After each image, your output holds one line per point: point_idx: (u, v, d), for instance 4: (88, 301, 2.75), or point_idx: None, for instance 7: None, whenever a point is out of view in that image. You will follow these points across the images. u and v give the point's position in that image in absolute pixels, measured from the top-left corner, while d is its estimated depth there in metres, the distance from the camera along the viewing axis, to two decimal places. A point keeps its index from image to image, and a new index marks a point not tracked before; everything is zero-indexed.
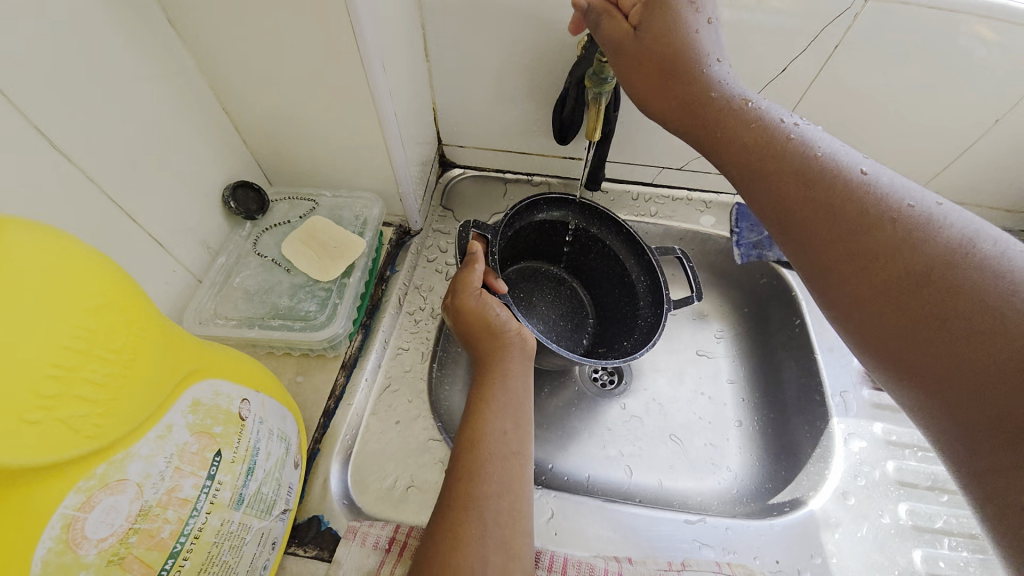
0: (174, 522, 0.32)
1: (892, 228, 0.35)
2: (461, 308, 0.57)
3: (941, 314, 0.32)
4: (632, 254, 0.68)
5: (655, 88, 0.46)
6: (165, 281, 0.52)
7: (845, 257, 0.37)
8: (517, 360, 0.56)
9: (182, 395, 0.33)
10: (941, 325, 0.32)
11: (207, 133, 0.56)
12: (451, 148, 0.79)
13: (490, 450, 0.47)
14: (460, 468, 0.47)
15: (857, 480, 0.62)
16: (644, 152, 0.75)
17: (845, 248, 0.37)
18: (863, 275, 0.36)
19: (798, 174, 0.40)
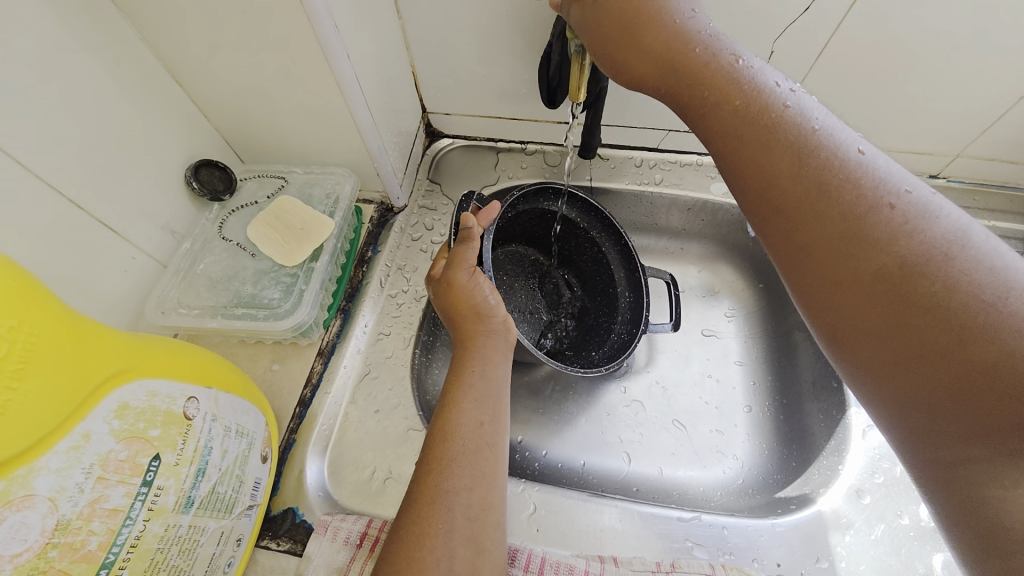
0: (102, 534, 0.30)
1: (888, 218, 0.32)
2: (450, 283, 0.52)
3: (929, 317, 0.29)
4: (624, 268, 0.66)
5: (629, 49, 0.41)
6: (124, 270, 0.50)
7: (825, 252, 0.34)
8: (498, 349, 0.52)
9: (104, 399, 0.31)
10: (920, 326, 0.30)
11: (160, 110, 0.53)
12: (436, 116, 0.73)
13: (463, 443, 0.43)
14: (430, 458, 0.42)
15: (873, 477, 0.56)
16: (647, 113, 0.67)
17: (829, 237, 0.33)
18: (844, 271, 0.33)
19: (787, 147, 0.35)
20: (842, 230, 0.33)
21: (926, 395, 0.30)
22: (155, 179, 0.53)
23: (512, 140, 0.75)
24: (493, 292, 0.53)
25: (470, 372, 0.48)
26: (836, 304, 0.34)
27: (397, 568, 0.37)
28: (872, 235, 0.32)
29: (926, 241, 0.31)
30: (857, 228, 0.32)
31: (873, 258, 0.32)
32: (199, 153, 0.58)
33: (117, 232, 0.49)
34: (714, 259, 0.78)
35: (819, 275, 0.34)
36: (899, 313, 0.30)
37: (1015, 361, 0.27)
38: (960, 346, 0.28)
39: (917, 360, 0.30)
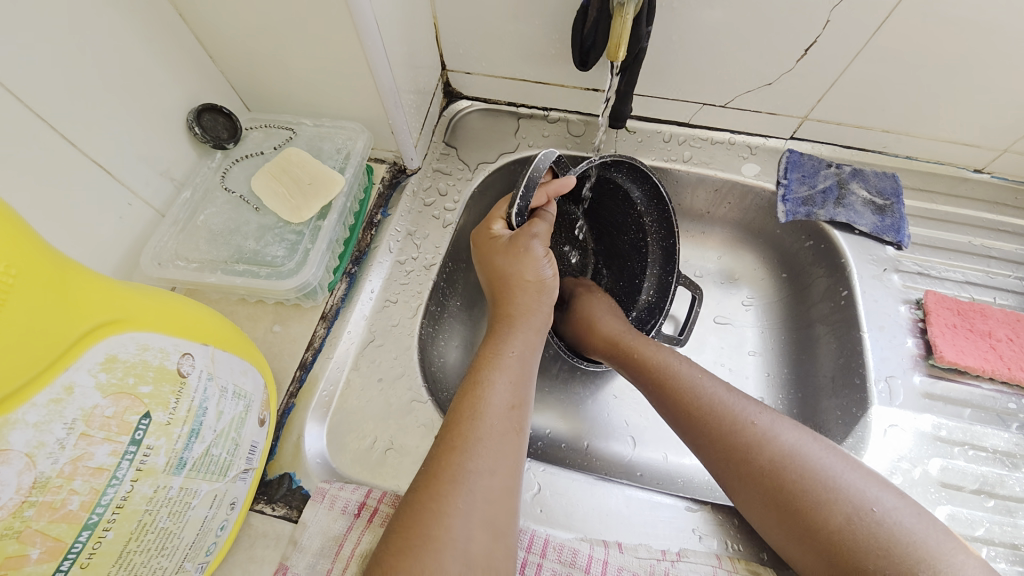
0: (85, 493, 0.29)
1: (738, 413, 0.48)
2: (527, 248, 0.49)
3: (761, 483, 0.45)
4: (659, 266, 0.66)
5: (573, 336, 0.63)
6: (119, 216, 0.47)
7: (745, 487, 0.46)
8: (537, 333, 0.49)
9: (88, 351, 0.29)
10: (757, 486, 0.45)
11: (161, 46, 0.49)
12: (456, 74, 0.68)
13: (493, 423, 0.41)
14: (455, 433, 0.40)
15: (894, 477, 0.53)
16: (683, 82, 0.63)
17: (717, 460, 0.48)
18: (764, 508, 0.45)
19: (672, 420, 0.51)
20: (731, 448, 0.47)
21: (788, 527, 0.43)
22: (154, 120, 0.50)
23: (535, 106, 0.71)
24: (554, 276, 0.51)
25: (514, 353, 0.46)
26: (763, 518, 0.45)
27: (409, 544, 0.35)
28: (754, 456, 0.45)
29: (790, 464, 0.44)
30: (739, 442, 0.46)
31: (749, 452, 0.46)
32: (202, 97, 0.54)
33: (112, 175, 0.46)
34: (735, 245, 0.75)
35: (724, 466, 0.47)
36: (777, 485, 0.44)
37: (787, 470, 0.44)
38: (780, 476, 0.44)
39: (801, 533, 0.42)
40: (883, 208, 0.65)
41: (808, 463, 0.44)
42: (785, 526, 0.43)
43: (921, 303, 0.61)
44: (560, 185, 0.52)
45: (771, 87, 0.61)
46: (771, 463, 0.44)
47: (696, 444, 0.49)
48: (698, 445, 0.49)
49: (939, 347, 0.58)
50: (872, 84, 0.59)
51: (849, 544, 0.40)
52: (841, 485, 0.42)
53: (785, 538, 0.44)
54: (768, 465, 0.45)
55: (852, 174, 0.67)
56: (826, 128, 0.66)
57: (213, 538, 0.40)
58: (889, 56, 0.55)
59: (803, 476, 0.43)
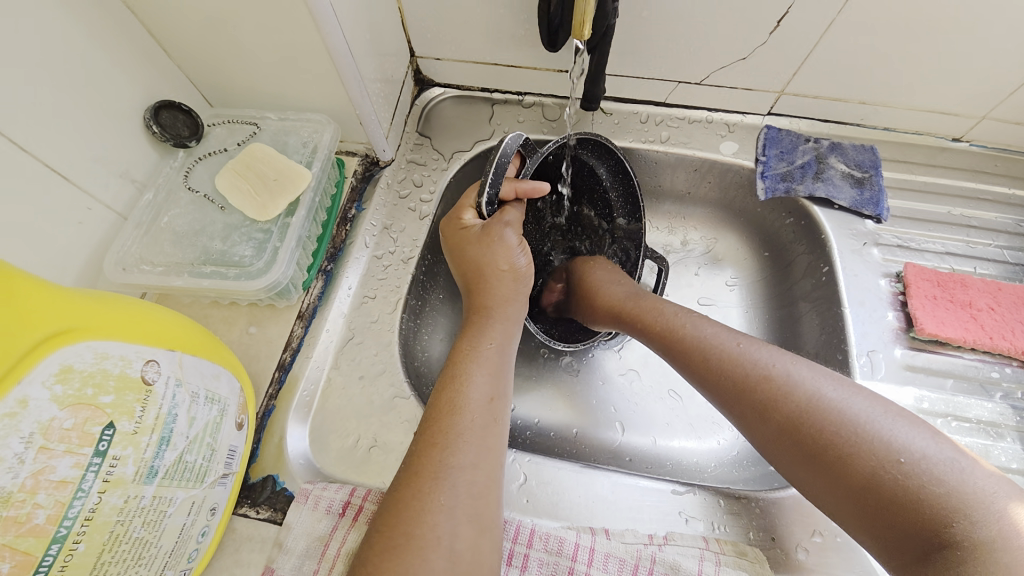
0: (50, 507, 0.28)
1: (758, 365, 0.45)
2: (495, 233, 0.49)
3: (755, 405, 0.44)
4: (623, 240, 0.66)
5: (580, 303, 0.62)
6: (78, 222, 0.46)
7: (777, 446, 0.43)
8: (515, 322, 0.49)
9: (42, 362, 0.28)
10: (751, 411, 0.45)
11: (110, 41, 0.46)
12: (426, 61, 0.67)
13: (472, 417, 0.41)
14: (435, 429, 0.40)
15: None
16: (657, 61, 0.62)
17: (741, 409, 0.45)
18: (798, 463, 0.41)
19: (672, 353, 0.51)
20: (753, 400, 0.44)
21: (821, 474, 0.40)
22: (109, 120, 0.48)
23: (508, 91, 0.70)
24: (528, 264, 0.51)
25: (492, 344, 0.46)
26: (798, 475, 0.42)
27: (393, 544, 0.35)
28: (775, 402, 0.43)
29: (823, 409, 0.41)
30: (759, 394, 0.44)
31: (773, 401, 0.43)
32: (160, 94, 0.52)
33: (68, 179, 0.44)
34: (717, 224, 0.75)
35: (752, 421, 0.44)
36: (803, 431, 0.41)
37: (790, 400, 0.42)
38: (780, 403, 0.43)
39: (837, 485, 0.39)
40: (862, 181, 0.65)
41: (836, 408, 0.40)
42: (821, 481, 0.40)
43: (901, 276, 0.61)
44: (530, 187, 0.52)
45: (747, 62, 0.60)
46: (796, 407, 0.42)
47: (698, 379, 0.49)
48: (699, 382, 0.49)
49: (920, 319, 0.58)
50: (848, 55, 0.58)
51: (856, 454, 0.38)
52: (865, 426, 0.39)
53: (820, 493, 0.40)
54: (791, 409, 0.42)
55: (830, 148, 0.66)
56: (803, 103, 0.65)
57: (195, 544, 0.39)
58: (863, 26, 0.54)
59: (834, 418, 0.40)
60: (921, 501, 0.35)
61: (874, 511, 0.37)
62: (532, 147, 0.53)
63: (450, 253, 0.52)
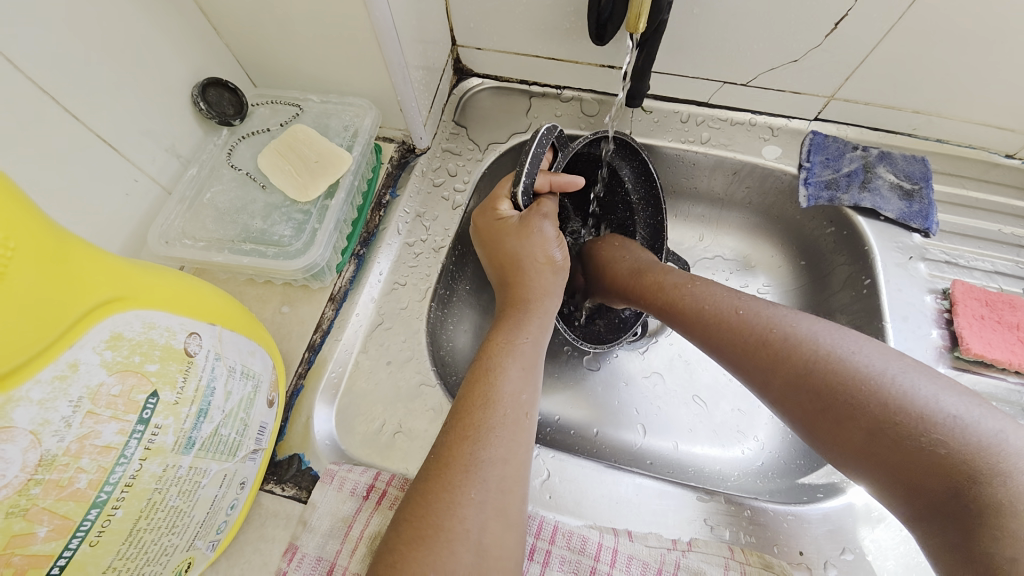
0: (93, 472, 0.28)
1: (765, 321, 0.46)
2: (531, 225, 0.49)
3: (790, 382, 0.43)
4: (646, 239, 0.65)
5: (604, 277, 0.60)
6: (125, 193, 0.46)
7: (791, 405, 0.43)
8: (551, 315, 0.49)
9: (93, 328, 0.28)
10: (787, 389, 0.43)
11: (163, 17, 0.47)
12: (467, 50, 0.66)
13: (506, 411, 0.40)
14: (467, 422, 0.39)
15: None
16: (704, 59, 0.60)
17: (749, 366, 0.46)
18: (813, 417, 0.41)
19: (696, 327, 0.50)
20: (765, 355, 0.44)
21: (836, 426, 0.40)
22: (159, 95, 0.49)
23: (548, 84, 0.69)
24: (563, 258, 0.51)
25: (527, 338, 0.46)
26: (812, 430, 0.42)
27: (422, 534, 0.35)
28: (786, 356, 0.43)
29: (835, 359, 0.41)
30: (766, 347, 0.44)
31: (781, 353, 0.43)
32: (208, 71, 0.53)
33: (118, 151, 0.45)
34: (752, 230, 0.73)
35: (764, 379, 0.45)
36: (818, 384, 0.41)
37: (823, 371, 0.41)
38: (815, 376, 0.41)
39: (854, 435, 0.39)
40: (911, 193, 0.63)
41: (847, 356, 0.41)
42: (838, 434, 0.40)
43: (948, 293, 0.59)
44: (565, 180, 0.50)
45: (798, 64, 0.58)
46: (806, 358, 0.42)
47: (725, 356, 0.47)
48: (726, 358, 0.47)
49: (966, 339, 0.56)
50: (906, 61, 0.55)
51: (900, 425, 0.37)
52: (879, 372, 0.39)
53: (839, 447, 0.40)
54: (802, 361, 0.42)
55: (879, 156, 0.64)
56: (853, 109, 0.63)
57: (224, 516, 0.40)
58: (927, 31, 0.52)
59: (847, 368, 0.40)
60: (939, 442, 0.35)
61: (888, 457, 0.37)
62: (564, 141, 0.52)
63: (483, 243, 0.52)
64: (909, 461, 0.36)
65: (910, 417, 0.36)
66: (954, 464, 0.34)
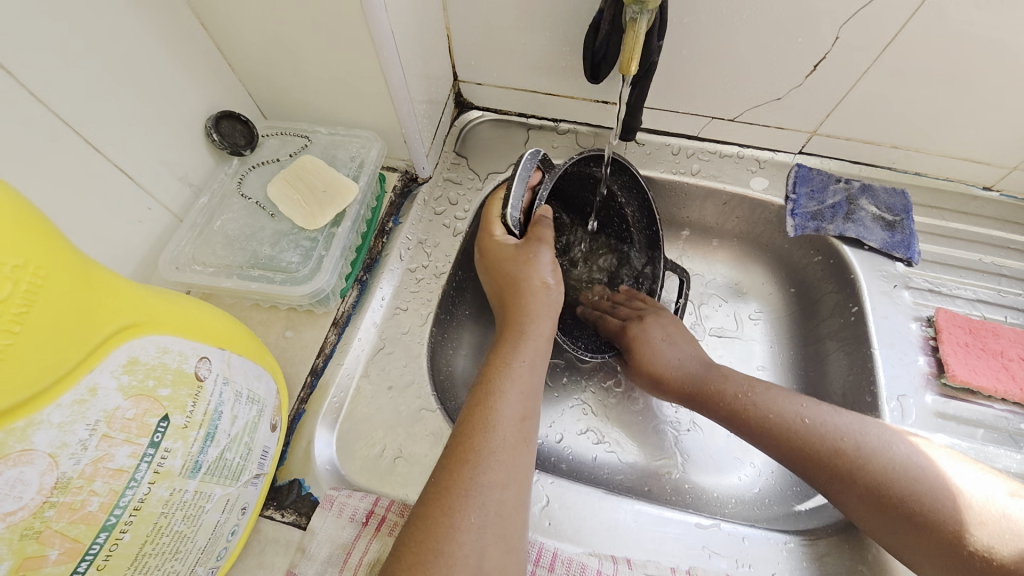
0: (104, 495, 0.29)
1: (771, 406, 0.52)
2: (524, 263, 0.50)
3: (771, 438, 0.51)
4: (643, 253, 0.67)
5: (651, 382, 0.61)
6: (138, 220, 0.48)
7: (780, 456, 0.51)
8: (547, 336, 0.50)
9: (113, 352, 0.29)
10: (776, 441, 0.51)
11: (182, 54, 0.50)
12: (468, 86, 0.69)
13: (502, 433, 0.41)
14: (468, 444, 0.40)
15: None
16: (692, 96, 0.64)
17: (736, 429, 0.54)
18: (814, 472, 0.48)
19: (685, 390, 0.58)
20: (768, 429, 0.51)
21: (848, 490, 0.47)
22: (174, 126, 0.51)
23: (545, 118, 0.72)
24: (554, 278, 0.51)
25: (524, 360, 0.46)
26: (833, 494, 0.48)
27: (421, 560, 0.35)
28: (765, 424, 0.51)
29: (807, 424, 0.50)
30: (772, 426, 0.51)
31: (784, 432, 0.50)
32: (221, 104, 0.55)
33: (133, 179, 0.47)
34: (743, 257, 0.75)
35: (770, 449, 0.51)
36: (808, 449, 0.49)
37: (795, 428, 0.50)
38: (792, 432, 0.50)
39: (864, 500, 0.46)
40: (892, 224, 0.66)
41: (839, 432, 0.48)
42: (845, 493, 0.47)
43: (931, 321, 0.61)
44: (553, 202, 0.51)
45: (781, 102, 0.62)
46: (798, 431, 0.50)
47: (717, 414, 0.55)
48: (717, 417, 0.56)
49: (951, 365, 0.58)
50: (882, 99, 0.59)
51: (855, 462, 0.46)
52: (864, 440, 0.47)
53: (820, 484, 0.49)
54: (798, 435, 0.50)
55: (860, 189, 0.67)
56: (835, 144, 0.67)
57: (225, 543, 0.40)
58: (898, 73, 0.56)
59: (827, 435, 0.48)
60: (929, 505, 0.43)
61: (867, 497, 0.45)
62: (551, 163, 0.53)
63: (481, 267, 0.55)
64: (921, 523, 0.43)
65: (907, 486, 0.44)
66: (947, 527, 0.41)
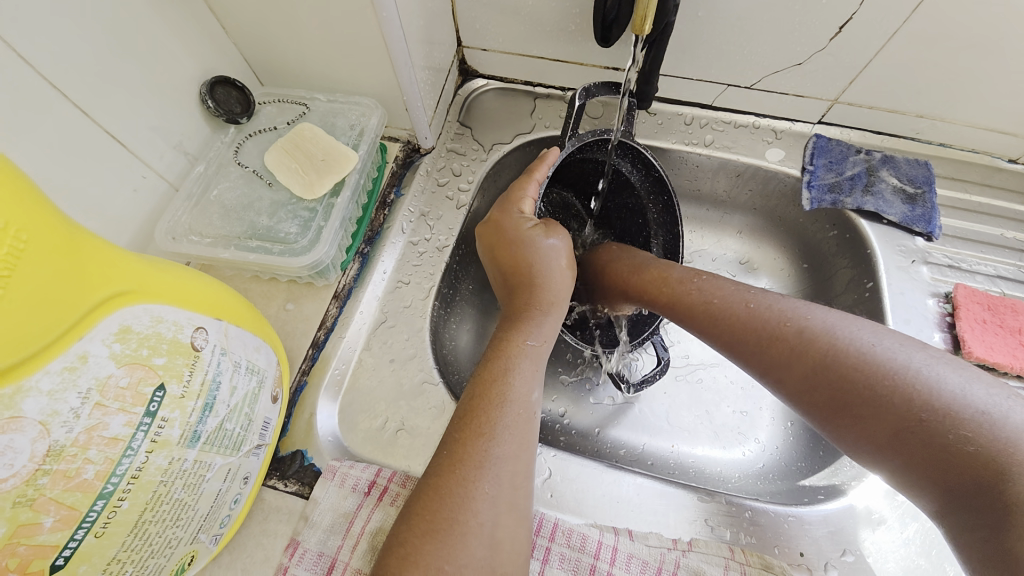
0: (100, 463, 0.29)
1: (794, 327, 0.43)
2: (545, 249, 0.50)
3: (795, 366, 0.42)
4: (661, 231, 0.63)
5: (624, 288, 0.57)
6: (133, 189, 0.47)
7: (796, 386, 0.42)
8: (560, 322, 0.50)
9: (102, 320, 0.29)
10: (800, 368, 0.42)
11: (173, 15, 0.48)
12: (472, 51, 0.67)
13: (519, 410, 0.40)
14: (482, 419, 0.39)
15: (896, 495, 0.50)
16: (707, 62, 0.61)
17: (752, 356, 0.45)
18: (844, 418, 0.39)
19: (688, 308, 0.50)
20: (779, 349, 0.43)
21: (857, 418, 0.39)
22: (167, 92, 0.49)
23: (553, 85, 0.69)
24: (570, 265, 0.51)
25: (541, 342, 0.46)
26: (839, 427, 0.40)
27: (435, 528, 0.34)
28: (793, 348, 0.42)
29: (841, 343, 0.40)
30: (783, 341, 0.43)
31: (796, 347, 0.42)
32: (215, 69, 0.54)
33: (127, 147, 0.46)
34: (756, 232, 0.73)
35: (774, 370, 0.44)
36: (824, 371, 0.40)
37: (819, 345, 0.41)
38: (814, 345, 0.41)
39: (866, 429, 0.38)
40: (914, 197, 0.63)
41: (868, 351, 0.39)
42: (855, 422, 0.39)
43: (949, 297, 0.59)
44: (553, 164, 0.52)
45: (802, 68, 0.59)
46: (815, 348, 0.41)
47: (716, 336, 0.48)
48: (720, 342, 0.48)
49: (968, 343, 0.56)
50: (911, 64, 0.56)
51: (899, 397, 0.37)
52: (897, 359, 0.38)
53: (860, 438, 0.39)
54: (815, 354, 0.41)
55: (882, 160, 0.64)
56: (857, 113, 0.63)
57: (228, 511, 0.40)
58: (931, 36, 0.52)
59: (866, 362, 0.39)
60: (965, 442, 0.34)
61: (916, 447, 0.36)
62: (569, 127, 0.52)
63: (488, 244, 0.52)
64: (941, 460, 0.35)
65: (937, 417, 0.35)
66: (980, 460, 0.33)
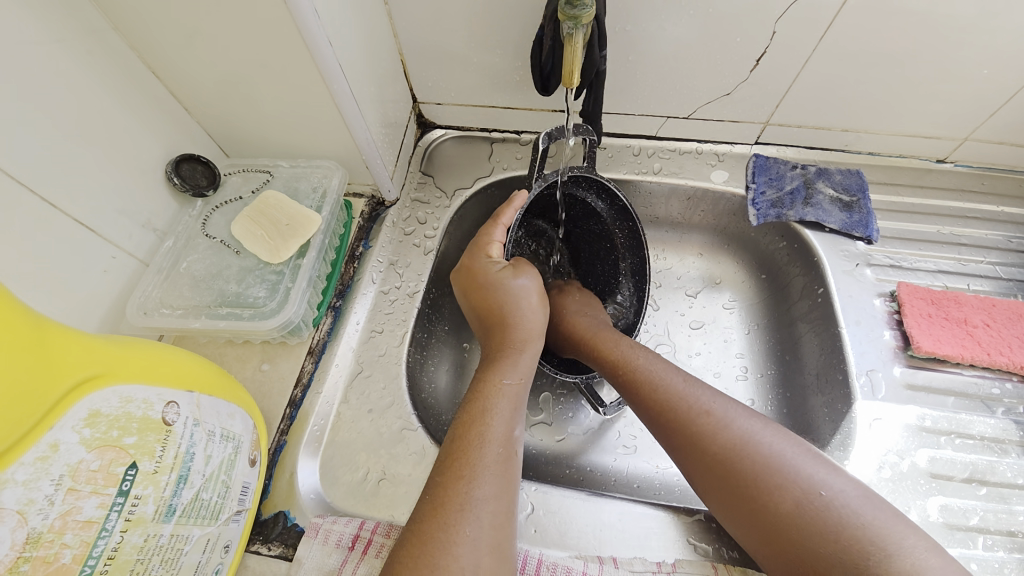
0: (76, 547, 0.29)
1: (695, 409, 0.46)
2: (504, 288, 0.52)
3: (687, 446, 0.45)
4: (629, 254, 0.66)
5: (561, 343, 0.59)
6: (103, 270, 0.49)
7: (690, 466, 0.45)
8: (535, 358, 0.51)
9: (73, 406, 0.30)
10: (691, 451, 0.45)
11: (135, 103, 0.50)
12: (428, 106, 0.71)
13: (499, 449, 0.42)
14: (463, 461, 0.40)
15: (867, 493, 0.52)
16: (645, 98, 0.65)
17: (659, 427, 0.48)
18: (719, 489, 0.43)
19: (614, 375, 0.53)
20: (688, 436, 0.45)
21: (732, 500, 0.42)
22: (133, 174, 0.51)
23: (507, 130, 0.73)
24: (541, 300, 0.53)
25: (518, 380, 0.47)
26: (724, 513, 0.43)
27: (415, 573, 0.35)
28: (693, 429, 0.45)
29: (734, 435, 0.44)
30: (692, 431, 0.45)
31: (702, 444, 0.44)
32: (180, 148, 0.56)
33: (94, 231, 0.48)
34: (714, 249, 0.76)
35: (677, 448, 0.46)
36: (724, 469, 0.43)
37: (718, 438, 0.44)
38: (711, 438, 0.44)
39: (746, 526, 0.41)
40: (851, 205, 0.67)
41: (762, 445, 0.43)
42: (735, 513, 0.42)
43: (895, 295, 0.63)
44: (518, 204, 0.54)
45: (731, 97, 0.64)
46: (732, 448, 0.43)
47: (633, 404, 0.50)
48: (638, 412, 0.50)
49: (916, 338, 0.59)
50: (827, 85, 0.61)
51: (764, 490, 0.41)
52: (797, 473, 0.41)
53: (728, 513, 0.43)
54: (732, 458, 0.43)
55: (817, 173, 0.69)
56: (788, 132, 0.68)
57: None
58: (839, 59, 0.58)
59: (744, 450, 0.43)
60: (810, 524, 0.38)
61: (765, 531, 0.40)
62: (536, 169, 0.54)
63: (461, 288, 0.55)
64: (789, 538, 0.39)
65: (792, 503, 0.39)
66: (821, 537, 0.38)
